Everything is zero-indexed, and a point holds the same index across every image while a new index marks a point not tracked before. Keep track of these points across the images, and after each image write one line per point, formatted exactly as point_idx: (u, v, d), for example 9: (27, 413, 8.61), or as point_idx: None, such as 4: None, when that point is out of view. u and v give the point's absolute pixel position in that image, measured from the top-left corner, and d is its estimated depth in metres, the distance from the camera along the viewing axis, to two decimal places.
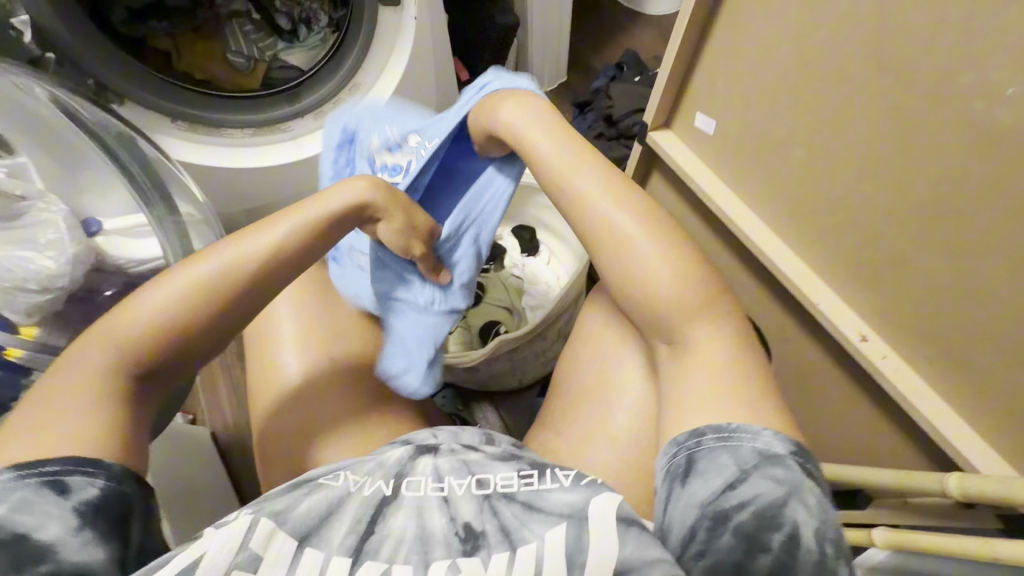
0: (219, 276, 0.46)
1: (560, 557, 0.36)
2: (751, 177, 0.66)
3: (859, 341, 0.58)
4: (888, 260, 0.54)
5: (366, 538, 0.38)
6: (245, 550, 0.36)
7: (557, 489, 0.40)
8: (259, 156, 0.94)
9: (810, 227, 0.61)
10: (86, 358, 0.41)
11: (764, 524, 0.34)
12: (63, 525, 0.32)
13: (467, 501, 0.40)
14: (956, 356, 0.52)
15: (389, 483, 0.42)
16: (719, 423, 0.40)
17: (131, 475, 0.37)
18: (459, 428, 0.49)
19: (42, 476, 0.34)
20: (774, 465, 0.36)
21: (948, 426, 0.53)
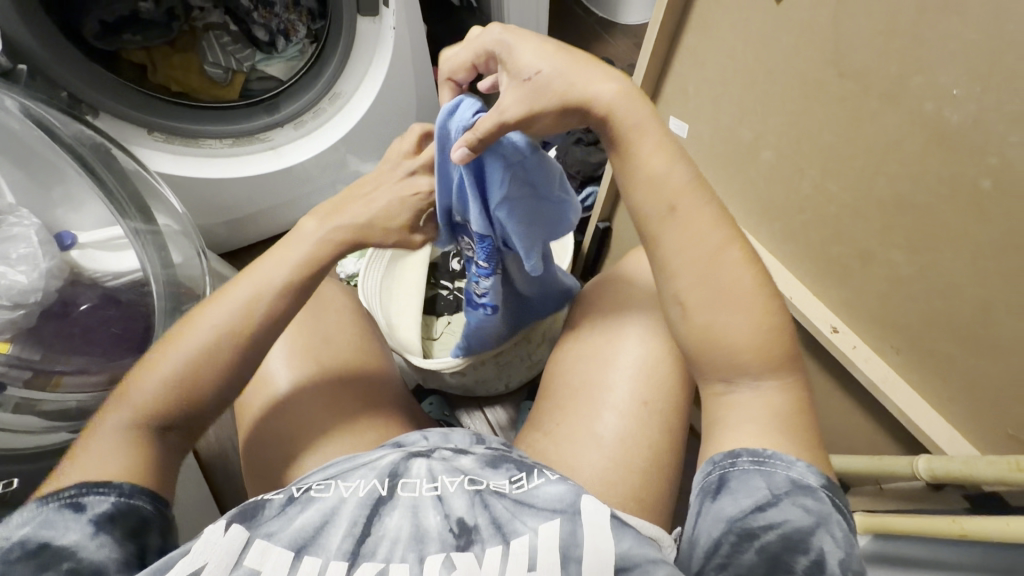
0: (229, 327, 0.46)
1: (554, 553, 0.38)
2: (724, 178, 0.69)
3: (831, 334, 0.61)
4: (854, 255, 0.57)
5: (362, 541, 0.39)
6: (239, 567, 0.37)
7: (545, 482, 0.43)
8: (241, 166, 0.96)
9: (782, 225, 0.64)
10: (112, 424, 0.42)
11: (789, 547, 0.35)
12: (83, 532, 0.35)
13: (459, 496, 0.43)
14: (922, 344, 0.54)
15: (383, 482, 0.43)
16: (754, 448, 0.40)
17: (142, 491, 0.40)
18: (450, 431, 0.52)
19: (63, 498, 0.37)
20: (807, 494, 0.37)
21: (917, 411, 0.56)
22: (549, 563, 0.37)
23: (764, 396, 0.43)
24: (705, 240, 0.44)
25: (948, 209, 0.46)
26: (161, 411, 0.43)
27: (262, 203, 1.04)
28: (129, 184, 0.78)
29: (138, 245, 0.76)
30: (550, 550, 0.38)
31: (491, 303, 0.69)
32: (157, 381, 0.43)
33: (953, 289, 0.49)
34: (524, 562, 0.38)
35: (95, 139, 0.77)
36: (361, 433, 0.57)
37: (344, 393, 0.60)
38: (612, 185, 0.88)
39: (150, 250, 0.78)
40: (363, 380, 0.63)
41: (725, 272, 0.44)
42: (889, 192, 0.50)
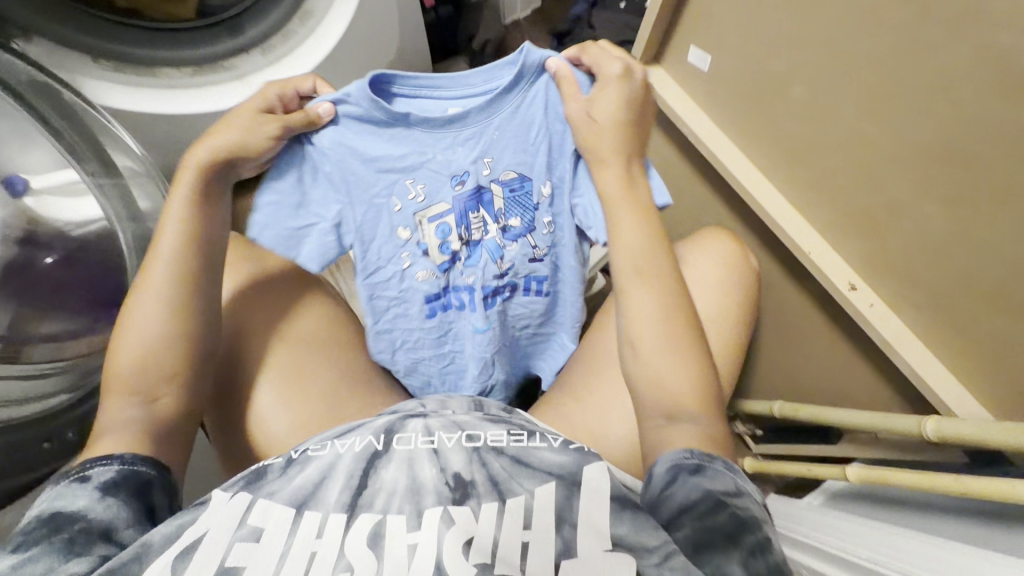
0: (178, 289, 0.50)
1: (549, 514, 0.41)
2: (746, 121, 0.62)
3: (848, 291, 0.57)
4: (880, 207, 0.52)
5: (359, 493, 0.43)
6: (243, 526, 0.40)
7: (546, 449, 0.46)
8: (192, 98, 0.76)
9: (802, 171, 0.58)
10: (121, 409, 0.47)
11: (751, 521, 0.38)
12: (89, 498, 0.40)
13: (456, 452, 0.46)
14: (946, 305, 0.51)
15: (379, 438, 0.47)
16: (726, 459, 0.43)
17: (144, 458, 0.45)
18: (447, 399, 0.54)
19: (74, 473, 0.42)
20: (755, 501, 0.41)
21: (932, 373, 0.53)
22: (545, 522, 0.40)
23: (683, 416, 0.46)
24: (653, 309, 0.50)
25: (1008, 159, 0.41)
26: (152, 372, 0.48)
27: None
28: (89, 136, 0.67)
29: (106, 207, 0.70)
30: (544, 513, 0.41)
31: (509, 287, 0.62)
32: (140, 353, 0.48)
33: (991, 246, 0.45)
34: (519, 518, 0.41)
35: (38, 80, 0.63)
36: (345, 401, 0.59)
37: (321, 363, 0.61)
38: None
39: (119, 210, 0.71)
40: (340, 350, 0.63)
41: (682, 339, 0.49)
42: (937, 139, 0.45)
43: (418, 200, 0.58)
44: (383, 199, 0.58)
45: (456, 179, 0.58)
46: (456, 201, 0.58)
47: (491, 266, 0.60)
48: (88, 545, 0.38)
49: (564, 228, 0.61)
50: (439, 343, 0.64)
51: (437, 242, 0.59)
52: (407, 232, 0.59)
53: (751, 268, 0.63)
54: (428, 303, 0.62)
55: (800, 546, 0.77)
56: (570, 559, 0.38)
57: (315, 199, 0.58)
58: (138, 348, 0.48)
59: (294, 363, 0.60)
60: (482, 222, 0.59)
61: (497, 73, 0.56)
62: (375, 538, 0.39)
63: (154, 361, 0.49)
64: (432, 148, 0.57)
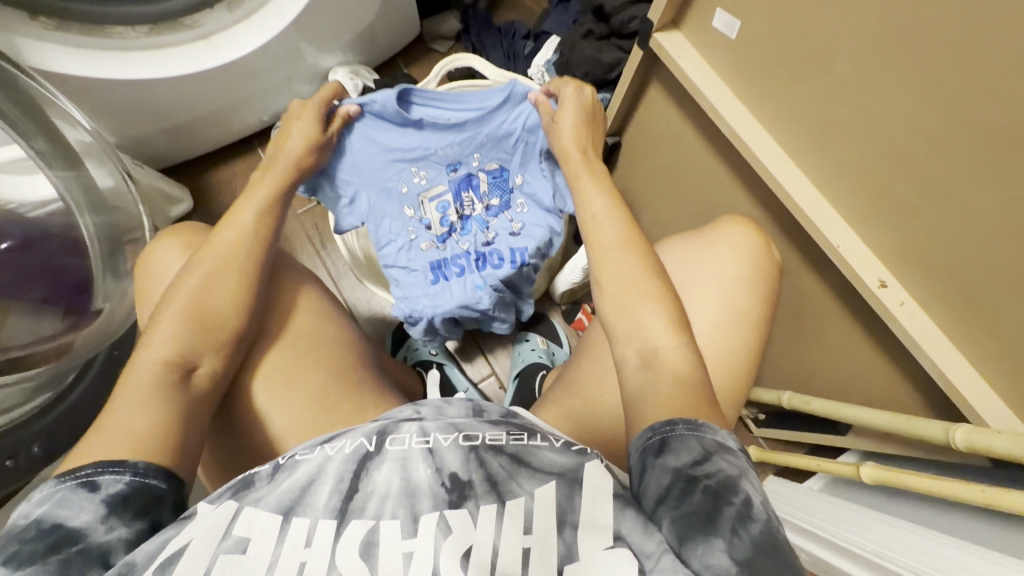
0: (233, 265, 0.56)
1: (550, 513, 0.39)
2: (774, 95, 0.56)
3: (877, 288, 0.52)
4: (922, 197, 0.46)
5: (350, 498, 0.41)
6: (228, 537, 0.39)
7: (547, 448, 0.44)
8: (131, 67, 0.75)
9: (835, 155, 0.52)
10: (123, 408, 0.46)
11: (726, 489, 0.36)
12: (93, 513, 0.39)
13: (452, 451, 0.44)
14: (987, 307, 0.46)
15: (370, 439, 0.45)
16: (688, 416, 0.41)
17: (157, 470, 0.43)
18: (445, 401, 0.50)
19: (79, 478, 0.40)
20: (731, 452, 0.39)
21: (964, 380, 0.49)
22: (546, 525, 0.38)
23: (654, 364, 0.46)
24: (630, 268, 0.51)
25: None
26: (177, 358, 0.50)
27: (200, 104, 0.87)
28: (37, 111, 0.64)
29: (71, 203, 0.70)
30: (545, 517, 0.39)
31: (488, 252, 0.76)
32: (174, 326, 0.51)
33: None
34: (519, 521, 0.39)
35: None
36: (331, 409, 0.58)
37: (307, 364, 0.60)
38: (625, 96, 0.77)
39: (82, 202, 0.71)
40: (325, 344, 0.62)
41: (655, 295, 0.49)
42: (998, 121, 0.39)
43: (422, 183, 0.73)
44: (392, 184, 0.72)
45: (451, 167, 0.74)
46: (451, 183, 0.74)
47: (480, 236, 0.77)
48: (83, 570, 0.37)
49: (532, 206, 0.76)
50: (438, 300, 0.75)
51: (437, 217, 0.75)
52: (413, 210, 0.74)
53: (774, 260, 0.59)
54: (432, 268, 0.76)
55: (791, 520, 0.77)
56: (572, 563, 0.36)
57: (344, 173, 0.70)
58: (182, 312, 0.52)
59: (280, 361, 0.59)
60: (470, 201, 0.76)
61: (492, 93, 0.69)
62: (368, 547, 0.38)
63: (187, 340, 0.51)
64: (434, 145, 0.71)
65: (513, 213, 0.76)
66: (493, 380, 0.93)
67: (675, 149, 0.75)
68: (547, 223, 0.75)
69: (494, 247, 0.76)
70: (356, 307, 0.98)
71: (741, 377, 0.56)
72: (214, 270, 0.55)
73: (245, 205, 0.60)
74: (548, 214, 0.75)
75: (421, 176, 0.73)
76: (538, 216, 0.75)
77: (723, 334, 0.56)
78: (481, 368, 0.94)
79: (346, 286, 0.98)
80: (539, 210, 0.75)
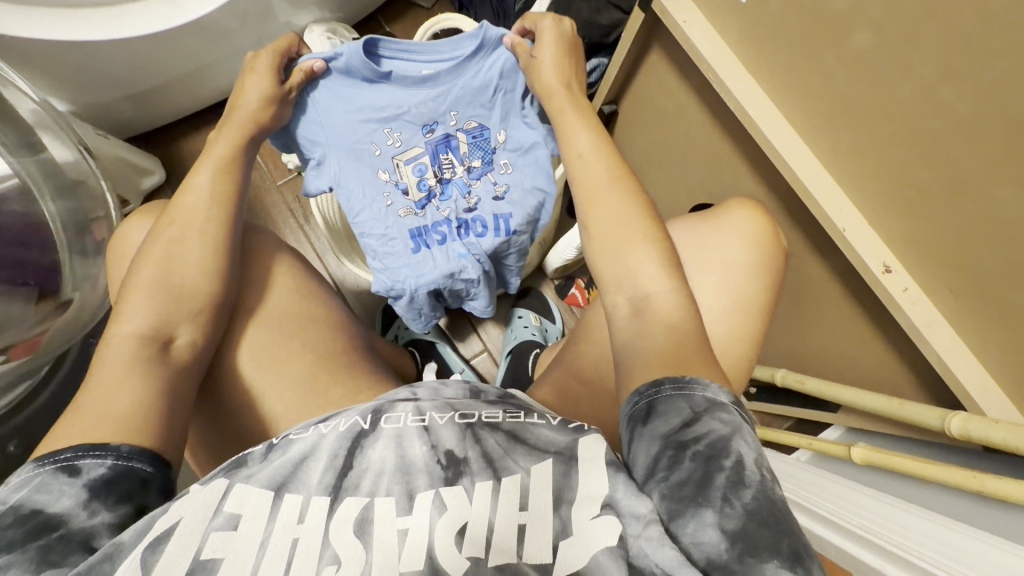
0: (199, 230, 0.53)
1: (547, 492, 0.36)
2: (785, 67, 0.53)
3: (881, 273, 0.51)
4: (936, 179, 0.44)
5: (344, 475, 0.39)
6: (219, 514, 0.37)
7: (543, 426, 0.41)
8: (86, 28, 0.69)
9: (848, 133, 0.49)
10: (94, 392, 0.43)
11: (716, 451, 0.33)
12: (75, 498, 0.37)
13: (448, 428, 0.42)
14: (993, 294, 0.44)
15: (365, 417, 0.43)
16: (675, 374, 0.38)
17: (141, 452, 0.41)
18: (442, 383, 0.48)
19: (58, 462, 0.38)
20: (723, 410, 0.36)
21: (962, 366, 0.48)
22: (542, 501, 0.36)
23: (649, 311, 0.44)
24: (620, 216, 0.48)
25: None
26: (150, 332, 0.48)
27: (161, 68, 0.81)
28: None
29: (27, 179, 0.66)
30: (542, 492, 0.37)
31: (473, 218, 0.71)
32: (147, 298, 0.49)
33: None
34: (515, 500, 0.37)
35: None
36: (322, 391, 0.54)
37: (294, 346, 0.55)
38: (625, 61, 0.72)
39: (42, 181, 0.67)
40: (313, 327, 0.57)
41: (647, 249, 0.46)
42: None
43: (396, 145, 0.69)
44: (364, 145, 0.68)
45: (426, 128, 0.69)
46: (428, 145, 0.70)
47: (462, 202, 0.71)
48: (64, 555, 0.35)
49: (518, 165, 0.70)
50: (420, 271, 0.69)
51: (415, 181, 0.70)
52: (387, 174, 0.69)
53: (780, 246, 0.57)
54: (412, 237, 0.70)
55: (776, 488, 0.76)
56: (567, 538, 0.34)
57: (308, 133, 0.67)
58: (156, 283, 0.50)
59: (264, 341, 0.55)
60: (450, 163, 0.71)
61: (462, 40, 0.64)
62: (362, 523, 0.37)
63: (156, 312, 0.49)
64: (407, 103, 0.67)
65: (498, 174, 0.70)
66: (486, 357, 0.92)
67: (678, 122, 0.71)
68: (537, 183, 0.69)
69: (478, 211, 0.71)
70: (343, 283, 0.95)
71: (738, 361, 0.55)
72: (192, 245, 0.52)
73: (198, 177, 0.56)
74: (538, 170, 0.69)
75: (393, 134, 0.68)
76: (526, 174, 0.70)
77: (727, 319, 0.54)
78: (474, 344, 0.92)
79: (332, 262, 0.95)
80: (526, 166, 0.70)
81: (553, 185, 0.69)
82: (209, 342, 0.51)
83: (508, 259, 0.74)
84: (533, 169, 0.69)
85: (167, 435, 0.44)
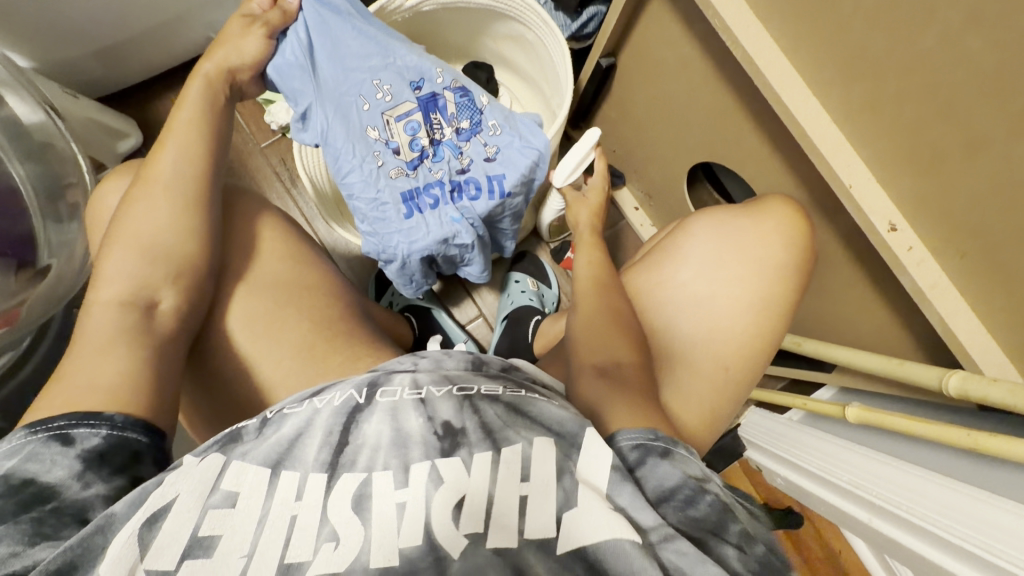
0: (178, 190, 0.51)
1: (551, 468, 0.36)
2: (797, 12, 0.49)
3: (888, 233, 0.49)
4: (954, 130, 0.42)
5: (341, 451, 0.38)
6: (216, 492, 0.36)
7: (544, 402, 0.41)
8: None
9: (861, 82, 0.47)
10: (77, 360, 0.42)
11: (727, 512, 0.35)
12: (68, 470, 0.36)
13: (446, 401, 0.40)
14: (1003, 251, 0.43)
15: (361, 391, 0.41)
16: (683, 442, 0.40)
17: (135, 422, 0.40)
18: (444, 355, 0.46)
19: (51, 430, 0.37)
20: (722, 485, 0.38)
21: (963, 326, 0.48)
22: (546, 475, 0.35)
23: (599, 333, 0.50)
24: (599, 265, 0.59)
25: None
26: (131, 296, 0.46)
27: (131, 19, 0.75)
28: None
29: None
30: (542, 463, 0.36)
31: (467, 177, 0.68)
32: (129, 261, 0.47)
33: None
34: (517, 470, 0.36)
35: None
36: (319, 360, 0.52)
37: (286, 312, 0.53)
38: (627, 9, 0.68)
39: (9, 145, 0.65)
40: (306, 296, 0.55)
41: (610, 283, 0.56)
42: None
43: (386, 99, 0.66)
44: (352, 99, 0.65)
45: (414, 84, 0.67)
46: (419, 101, 0.68)
47: (455, 163, 0.69)
48: (58, 528, 0.34)
49: (506, 126, 0.69)
50: (413, 236, 0.66)
51: (406, 140, 0.67)
52: (377, 132, 0.66)
53: (812, 246, 0.56)
54: (404, 200, 0.67)
55: (767, 450, 0.78)
56: (570, 510, 0.33)
57: (290, 83, 0.62)
58: (136, 248, 0.48)
59: (254, 309, 0.53)
60: (439, 124, 0.69)
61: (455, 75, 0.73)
62: (360, 501, 0.35)
63: (143, 279, 0.47)
64: (393, 55, 0.66)
65: (490, 133, 0.69)
66: (482, 322, 0.91)
67: (679, 75, 0.68)
68: (533, 142, 0.67)
69: (471, 170, 0.68)
70: (334, 249, 0.92)
71: (740, 325, 0.54)
72: (174, 207, 0.50)
73: (170, 141, 0.53)
74: (526, 135, 0.68)
75: (381, 89, 0.66)
76: (514, 136, 0.68)
77: (739, 320, 0.54)
78: (471, 311, 0.91)
79: (322, 227, 0.92)
80: (515, 131, 0.68)
81: (547, 143, 0.66)
82: (194, 309, 0.49)
83: (503, 224, 0.72)
84: (528, 132, 0.68)
85: (160, 401, 0.43)
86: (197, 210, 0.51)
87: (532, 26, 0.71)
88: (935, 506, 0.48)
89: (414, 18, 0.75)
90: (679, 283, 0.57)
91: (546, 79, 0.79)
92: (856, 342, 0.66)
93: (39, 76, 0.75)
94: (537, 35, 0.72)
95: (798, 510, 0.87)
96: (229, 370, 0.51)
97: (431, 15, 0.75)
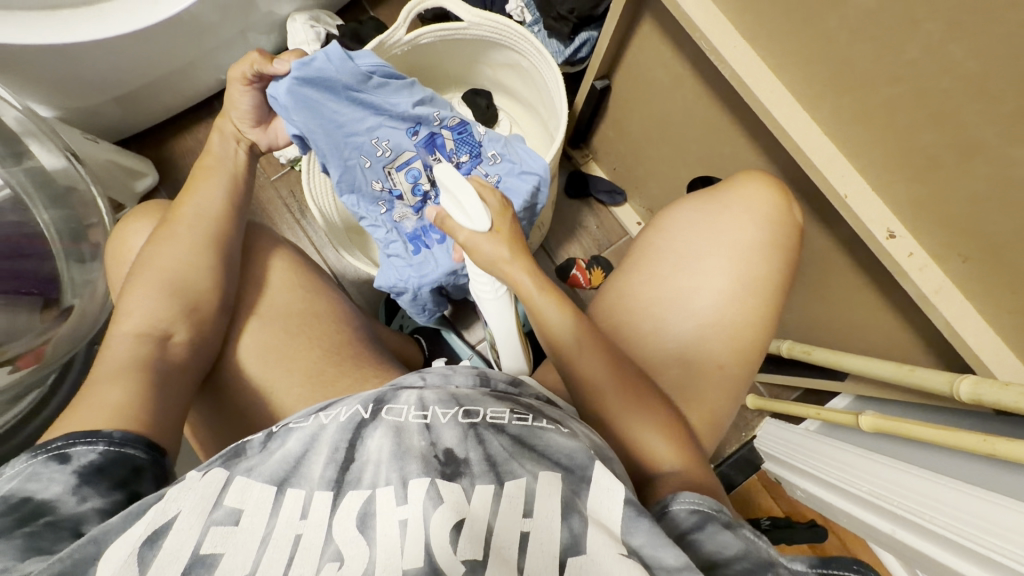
0: (195, 230, 0.53)
1: (555, 502, 0.36)
2: (779, 31, 0.51)
3: (887, 240, 0.49)
4: (949, 140, 0.42)
5: (345, 469, 0.39)
6: (219, 508, 0.37)
7: (553, 431, 0.41)
8: (64, 30, 0.68)
9: (851, 97, 0.48)
10: (96, 391, 0.44)
11: None
12: (64, 485, 0.37)
13: (451, 428, 0.40)
14: (1004, 254, 0.43)
15: (367, 406, 0.42)
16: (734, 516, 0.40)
17: (135, 439, 0.41)
18: (450, 369, 0.47)
19: (51, 451, 0.38)
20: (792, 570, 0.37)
21: (969, 330, 0.47)
22: (548, 510, 0.36)
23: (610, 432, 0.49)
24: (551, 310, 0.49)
25: None
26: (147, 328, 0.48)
27: (149, 67, 0.80)
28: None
29: (21, 191, 0.67)
30: (547, 497, 0.37)
31: None
32: (144, 297, 0.49)
33: None
34: (518, 505, 0.36)
35: None
36: (331, 387, 0.53)
37: (298, 342, 0.54)
38: (620, 34, 0.70)
39: (36, 193, 0.69)
40: (316, 323, 0.57)
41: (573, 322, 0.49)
42: None
43: (386, 154, 0.69)
44: (355, 160, 0.67)
45: (411, 131, 0.69)
46: (417, 148, 0.70)
47: None
48: (54, 541, 0.35)
49: (501, 163, 0.71)
50: (423, 270, 0.68)
51: (409, 187, 0.71)
52: (381, 183, 0.70)
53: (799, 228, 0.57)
54: (411, 239, 0.71)
55: (785, 463, 0.77)
56: (577, 555, 0.34)
57: None
58: (151, 282, 0.50)
59: (266, 339, 0.54)
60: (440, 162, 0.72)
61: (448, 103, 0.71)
62: (365, 518, 0.36)
63: (155, 309, 0.49)
64: (387, 110, 0.66)
65: (488, 168, 0.71)
66: None
67: (671, 95, 0.70)
68: (530, 172, 0.69)
69: None
70: (344, 276, 0.94)
71: (745, 340, 0.55)
72: (190, 243, 0.52)
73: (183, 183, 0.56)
74: (524, 165, 0.70)
75: (381, 149, 0.68)
76: (512, 168, 0.70)
77: (747, 335, 0.55)
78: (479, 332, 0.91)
79: (332, 256, 0.94)
80: (512, 165, 0.70)
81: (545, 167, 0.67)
82: (208, 340, 0.51)
83: None
84: (524, 161, 0.70)
85: (165, 429, 0.44)
86: (208, 249, 0.53)
87: (526, 53, 0.73)
88: (952, 514, 0.47)
89: (412, 52, 0.78)
90: (684, 294, 0.55)
91: (543, 102, 0.81)
92: (867, 348, 0.66)
93: (63, 124, 0.79)
94: (532, 62, 0.74)
95: (822, 523, 0.85)
96: (245, 399, 0.53)
97: (429, 46, 0.78)
